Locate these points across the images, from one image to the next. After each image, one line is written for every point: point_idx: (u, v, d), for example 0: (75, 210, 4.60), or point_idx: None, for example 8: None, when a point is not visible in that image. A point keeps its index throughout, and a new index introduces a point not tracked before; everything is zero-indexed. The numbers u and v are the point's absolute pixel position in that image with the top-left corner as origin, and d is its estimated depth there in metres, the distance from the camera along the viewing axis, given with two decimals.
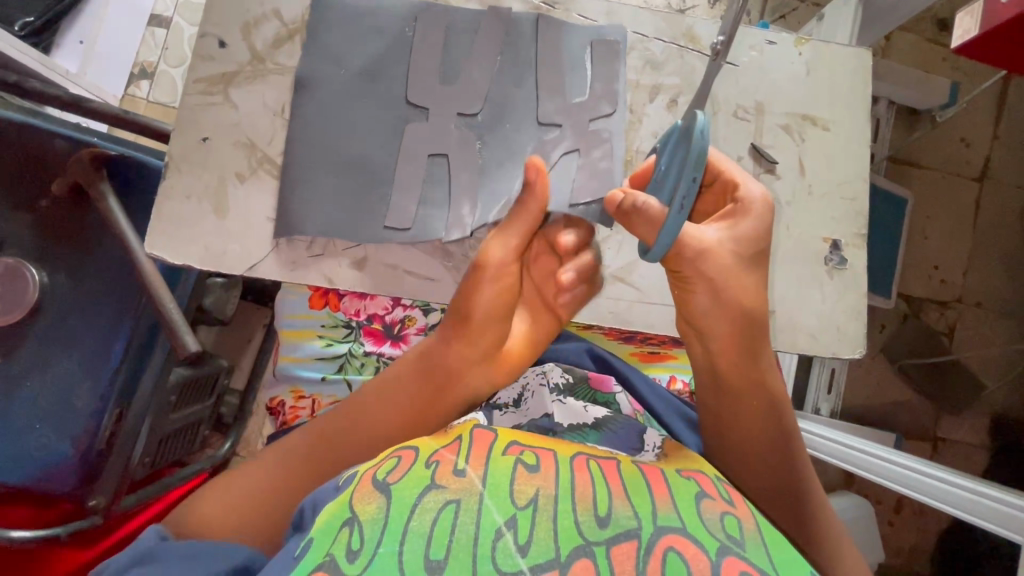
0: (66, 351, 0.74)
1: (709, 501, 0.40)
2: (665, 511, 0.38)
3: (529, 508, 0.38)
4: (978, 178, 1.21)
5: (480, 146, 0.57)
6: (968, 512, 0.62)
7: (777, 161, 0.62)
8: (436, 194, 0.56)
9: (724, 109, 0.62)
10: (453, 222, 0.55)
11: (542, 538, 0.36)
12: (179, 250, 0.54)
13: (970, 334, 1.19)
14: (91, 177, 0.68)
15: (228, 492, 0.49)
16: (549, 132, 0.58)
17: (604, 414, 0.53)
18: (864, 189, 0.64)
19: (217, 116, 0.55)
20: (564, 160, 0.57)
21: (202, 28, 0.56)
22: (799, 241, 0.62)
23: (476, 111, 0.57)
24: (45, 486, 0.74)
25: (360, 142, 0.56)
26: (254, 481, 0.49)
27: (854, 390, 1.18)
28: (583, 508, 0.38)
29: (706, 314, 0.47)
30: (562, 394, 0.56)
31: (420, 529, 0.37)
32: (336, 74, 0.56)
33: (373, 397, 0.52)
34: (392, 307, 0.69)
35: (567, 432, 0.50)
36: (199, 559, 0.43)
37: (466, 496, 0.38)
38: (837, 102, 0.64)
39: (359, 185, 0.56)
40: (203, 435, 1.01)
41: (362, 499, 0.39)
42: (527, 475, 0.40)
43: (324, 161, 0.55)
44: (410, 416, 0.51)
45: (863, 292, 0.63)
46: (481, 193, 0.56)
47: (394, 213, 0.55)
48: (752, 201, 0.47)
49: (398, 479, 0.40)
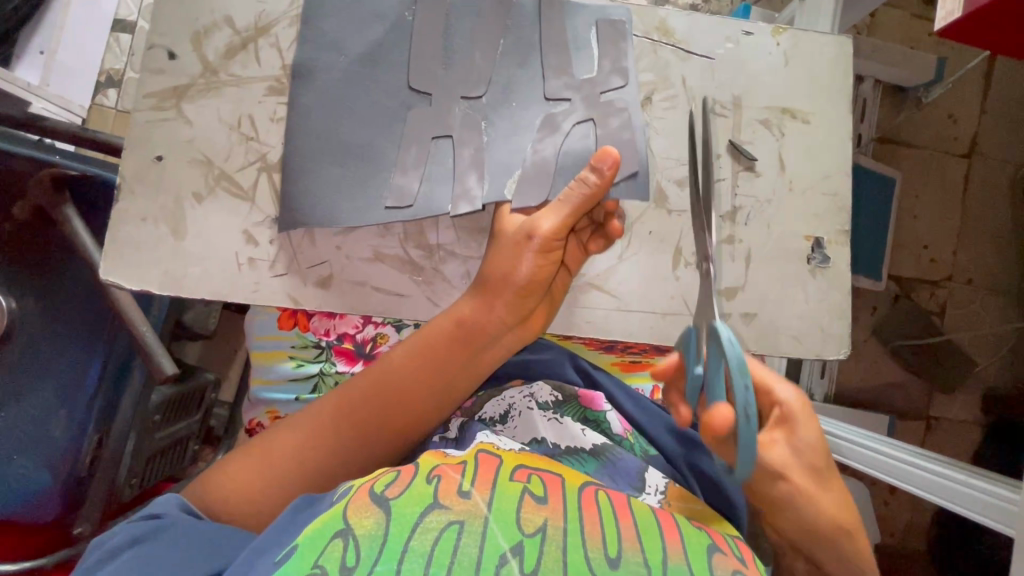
0: (40, 380, 0.71)
1: (721, 556, 0.39)
2: (676, 561, 0.37)
3: (537, 536, 0.36)
4: (966, 155, 1.20)
5: (485, 126, 0.54)
6: (964, 507, 0.61)
7: (756, 158, 0.60)
8: (437, 166, 0.53)
9: (701, 105, 0.59)
10: (461, 195, 0.52)
11: (551, 568, 0.35)
12: (138, 276, 0.52)
13: (960, 314, 1.19)
14: (55, 200, 0.65)
15: (265, 465, 0.48)
16: (558, 107, 0.54)
17: (602, 441, 0.53)
18: (846, 182, 0.62)
19: (170, 134, 0.53)
20: (578, 129, 0.54)
21: (149, 40, 0.53)
22: (780, 239, 0.61)
23: (481, 93, 0.54)
24: (32, 514, 0.73)
25: (335, 151, 0.53)
26: (291, 447, 0.48)
27: (847, 373, 1.17)
28: (594, 545, 0.37)
29: (788, 525, 0.46)
30: (553, 413, 0.55)
31: (421, 548, 0.35)
32: (336, 61, 0.54)
33: (400, 357, 0.51)
34: (362, 325, 0.69)
35: (566, 456, 0.50)
36: (202, 540, 0.42)
37: (471, 518, 0.37)
38: (817, 93, 0.62)
39: (361, 170, 0.53)
40: (194, 450, 0.95)
41: (357, 512, 0.37)
42: (535, 505, 0.39)
43: (326, 150, 0.53)
44: (443, 372, 0.50)
45: (847, 290, 0.62)
46: (491, 165, 0.53)
47: (396, 193, 0.52)
48: (794, 403, 0.44)
49: (398, 494, 0.38)
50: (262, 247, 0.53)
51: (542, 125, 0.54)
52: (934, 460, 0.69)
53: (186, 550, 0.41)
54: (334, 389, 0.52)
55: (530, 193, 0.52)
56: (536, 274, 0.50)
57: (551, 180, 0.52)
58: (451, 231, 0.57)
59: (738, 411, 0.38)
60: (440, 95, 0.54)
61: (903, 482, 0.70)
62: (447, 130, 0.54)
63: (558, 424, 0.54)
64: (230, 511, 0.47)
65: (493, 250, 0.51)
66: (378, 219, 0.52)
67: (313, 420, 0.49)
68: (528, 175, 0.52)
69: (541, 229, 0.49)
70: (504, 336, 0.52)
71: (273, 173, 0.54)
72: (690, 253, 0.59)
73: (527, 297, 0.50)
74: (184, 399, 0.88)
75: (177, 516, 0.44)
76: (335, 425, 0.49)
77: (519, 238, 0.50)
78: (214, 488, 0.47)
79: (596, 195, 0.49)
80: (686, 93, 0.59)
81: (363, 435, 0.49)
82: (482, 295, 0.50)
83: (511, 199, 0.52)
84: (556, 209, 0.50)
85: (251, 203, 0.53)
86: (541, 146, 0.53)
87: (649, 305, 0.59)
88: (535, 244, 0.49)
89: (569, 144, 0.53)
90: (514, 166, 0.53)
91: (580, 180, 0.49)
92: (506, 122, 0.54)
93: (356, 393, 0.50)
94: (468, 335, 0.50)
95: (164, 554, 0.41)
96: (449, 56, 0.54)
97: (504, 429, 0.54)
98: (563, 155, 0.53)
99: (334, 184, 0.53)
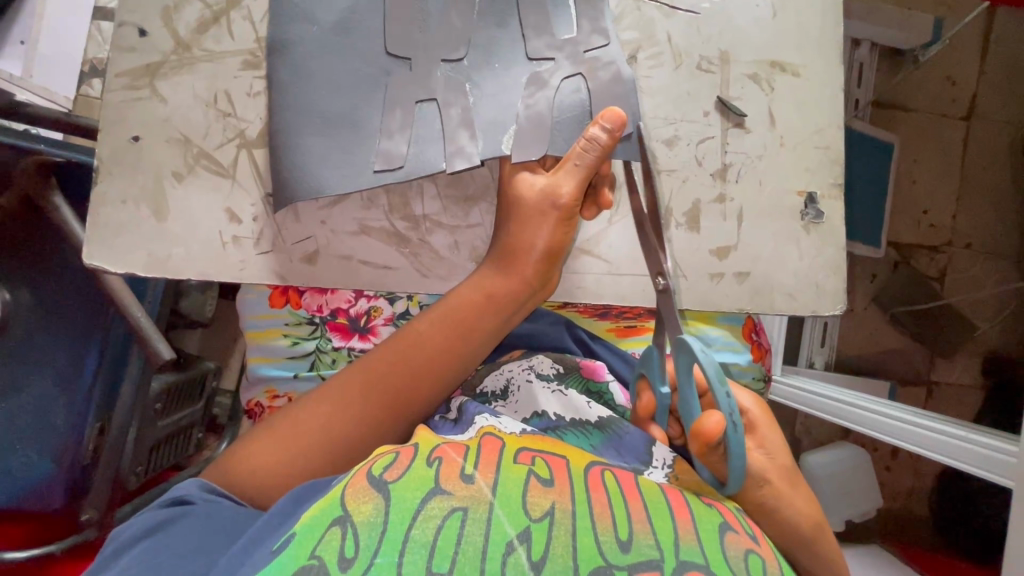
0: (39, 370, 0.70)
1: (733, 535, 0.38)
2: (687, 544, 0.36)
3: (544, 521, 0.35)
4: (964, 115, 1.18)
5: (470, 88, 0.53)
6: (970, 465, 0.61)
7: (745, 114, 0.59)
8: (426, 130, 0.52)
9: (687, 62, 0.58)
10: (455, 152, 0.52)
11: (560, 554, 0.34)
12: (121, 259, 0.51)
13: (960, 278, 1.18)
14: (40, 188, 0.62)
15: (289, 444, 0.44)
16: (542, 66, 0.53)
17: (608, 414, 0.51)
18: (838, 135, 0.61)
19: (146, 112, 0.52)
20: (568, 82, 0.53)
21: (118, 17, 0.52)
22: (772, 198, 0.60)
23: (462, 55, 0.53)
24: (37, 504, 0.74)
25: (315, 122, 0.52)
26: (316, 424, 0.45)
27: (847, 341, 1.17)
28: (604, 528, 0.36)
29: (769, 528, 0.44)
30: (556, 387, 0.54)
31: (422, 538, 0.33)
32: (309, 32, 0.52)
33: (427, 326, 0.49)
34: (355, 299, 0.70)
35: (568, 428, 0.49)
36: (216, 522, 0.41)
37: (474, 504, 0.35)
38: (807, 45, 0.61)
39: (349, 139, 0.52)
40: (198, 437, 0.95)
41: (356, 499, 0.36)
42: (541, 488, 0.37)
43: (307, 122, 0.52)
44: (472, 339, 0.49)
45: (842, 245, 0.61)
46: (483, 123, 0.52)
47: (383, 156, 0.52)
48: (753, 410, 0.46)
49: (397, 478, 0.37)
50: (245, 224, 0.53)
51: (529, 83, 0.53)
52: (937, 421, 0.69)
53: (201, 535, 0.39)
54: (354, 363, 0.49)
55: (530, 146, 0.52)
56: (555, 241, 0.50)
57: (549, 133, 0.52)
58: (436, 201, 0.56)
59: (726, 417, 0.40)
60: (420, 60, 0.53)
61: (907, 444, 0.70)
62: (430, 94, 0.52)
63: (562, 396, 0.53)
64: (255, 489, 0.44)
65: (513, 220, 0.50)
66: (367, 184, 0.51)
67: (337, 393, 0.46)
68: (523, 131, 0.52)
69: (562, 195, 0.49)
70: (529, 303, 0.51)
71: (252, 149, 0.53)
72: (682, 215, 0.58)
73: (551, 262, 0.51)
74: (185, 387, 0.87)
75: (201, 500, 0.42)
76: (362, 398, 0.46)
77: (541, 205, 0.49)
78: (235, 467, 0.45)
79: (606, 153, 0.49)
80: (673, 51, 0.58)
81: (393, 406, 0.47)
82: (501, 263, 0.50)
83: (510, 153, 0.52)
84: (573, 173, 0.49)
85: (232, 180, 0.53)
86: (532, 101, 0.52)
87: (641, 268, 0.59)
88: (559, 213, 0.49)
89: (560, 99, 0.53)
90: (508, 122, 0.52)
91: (590, 139, 0.48)
92: (494, 82, 0.53)
93: (380, 365, 0.47)
94: (500, 304, 0.50)
95: (180, 542, 0.39)
96: (426, 21, 0.53)
97: (506, 404, 0.53)
98: (557, 109, 0.53)
99: (322, 157, 0.51)
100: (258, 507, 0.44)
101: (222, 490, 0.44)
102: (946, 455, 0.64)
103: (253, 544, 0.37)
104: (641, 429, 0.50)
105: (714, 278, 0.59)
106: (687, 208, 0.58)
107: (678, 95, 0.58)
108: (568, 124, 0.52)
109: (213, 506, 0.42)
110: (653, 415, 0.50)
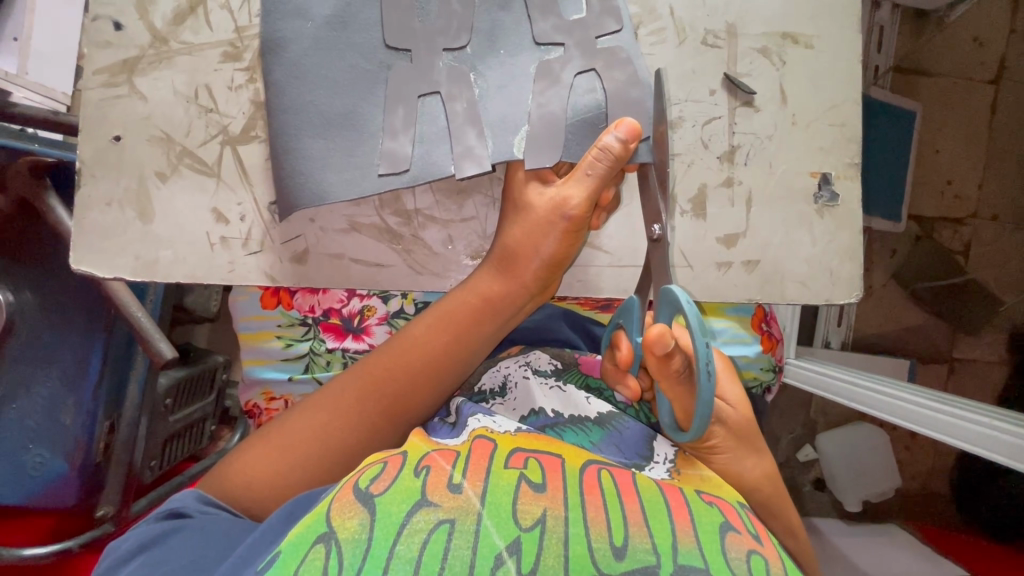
0: (44, 369, 0.70)
1: (735, 535, 0.37)
2: (685, 547, 0.35)
3: (535, 530, 0.34)
4: (992, 80, 1.11)
5: (474, 78, 0.50)
6: (983, 450, 0.59)
7: (754, 91, 0.56)
8: (430, 130, 0.50)
9: (691, 37, 0.54)
10: (462, 153, 0.49)
11: (551, 564, 0.32)
12: (109, 263, 0.50)
13: (987, 251, 1.12)
14: (35, 190, 0.60)
15: (285, 454, 0.44)
16: (551, 54, 0.50)
17: (608, 409, 0.50)
18: (856, 111, 0.57)
19: (126, 110, 0.50)
20: (581, 80, 0.50)
21: (92, 11, 0.50)
22: (784, 179, 0.57)
23: (463, 43, 0.50)
24: (54, 500, 0.74)
25: (313, 122, 0.50)
26: (311, 431, 0.44)
27: (865, 320, 1.13)
28: (598, 535, 0.34)
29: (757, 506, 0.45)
30: (553, 382, 0.52)
31: (407, 554, 0.32)
32: (303, 27, 0.50)
33: (421, 329, 0.48)
34: (347, 299, 0.69)
35: (567, 426, 0.47)
36: (211, 538, 0.40)
37: (461, 516, 0.34)
38: (822, 14, 0.57)
39: (348, 142, 0.50)
40: (211, 430, 0.95)
41: (341, 514, 0.35)
42: (533, 494, 0.36)
43: (307, 124, 0.50)
44: (465, 345, 0.48)
45: (857, 228, 0.58)
46: (485, 120, 0.49)
47: (388, 157, 0.49)
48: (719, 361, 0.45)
49: (384, 491, 0.36)
50: (233, 224, 0.52)
51: (540, 75, 0.50)
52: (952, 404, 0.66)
53: (196, 552, 0.39)
54: (353, 367, 0.48)
55: (543, 150, 0.49)
56: (560, 252, 0.48)
57: (562, 135, 0.49)
58: (428, 195, 0.54)
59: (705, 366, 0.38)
60: (409, 47, 0.50)
61: (920, 428, 0.68)
62: (433, 87, 0.50)
63: (561, 393, 0.51)
64: (255, 502, 0.43)
65: (515, 221, 0.48)
66: (370, 189, 0.49)
67: (333, 399, 0.46)
68: (536, 131, 0.49)
69: (570, 207, 0.47)
70: (525, 308, 0.51)
71: (237, 145, 0.51)
72: (686, 201, 0.56)
73: (553, 270, 0.49)
74: (194, 383, 0.87)
75: (196, 513, 0.42)
76: (358, 403, 0.45)
77: (549, 215, 0.47)
78: (229, 478, 0.44)
79: (619, 163, 0.46)
80: (675, 25, 0.54)
81: (387, 411, 0.46)
82: (496, 263, 0.49)
83: (522, 157, 0.49)
84: (583, 182, 0.46)
85: (217, 179, 0.51)
86: (544, 98, 0.49)
87: (643, 259, 0.57)
88: (566, 223, 0.47)
89: (573, 97, 0.50)
90: (517, 120, 0.50)
91: (603, 148, 0.45)
92: (486, 68, 0.50)
93: (377, 369, 0.47)
94: (495, 310, 0.49)
95: (175, 556, 0.39)
96: (418, 6, 0.50)
97: (503, 402, 0.51)
98: (570, 112, 0.49)
99: (319, 163, 0.49)
100: (257, 520, 0.43)
101: (219, 502, 0.43)
102: (958, 439, 0.62)
103: (243, 563, 0.36)
104: (616, 381, 0.47)
105: (721, 268, 0.56)
106: (692, 194, 0.56)
107: (681, 74, 0.55)
108: (579, 124, 0.49)
109: (209, 519, 0.41)
110: (629, 366, 0.47)
